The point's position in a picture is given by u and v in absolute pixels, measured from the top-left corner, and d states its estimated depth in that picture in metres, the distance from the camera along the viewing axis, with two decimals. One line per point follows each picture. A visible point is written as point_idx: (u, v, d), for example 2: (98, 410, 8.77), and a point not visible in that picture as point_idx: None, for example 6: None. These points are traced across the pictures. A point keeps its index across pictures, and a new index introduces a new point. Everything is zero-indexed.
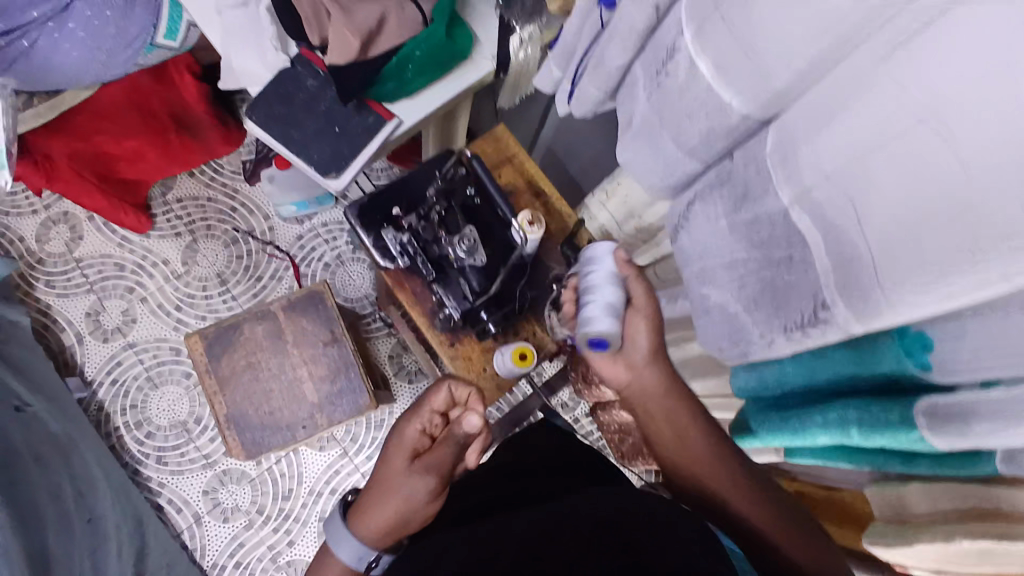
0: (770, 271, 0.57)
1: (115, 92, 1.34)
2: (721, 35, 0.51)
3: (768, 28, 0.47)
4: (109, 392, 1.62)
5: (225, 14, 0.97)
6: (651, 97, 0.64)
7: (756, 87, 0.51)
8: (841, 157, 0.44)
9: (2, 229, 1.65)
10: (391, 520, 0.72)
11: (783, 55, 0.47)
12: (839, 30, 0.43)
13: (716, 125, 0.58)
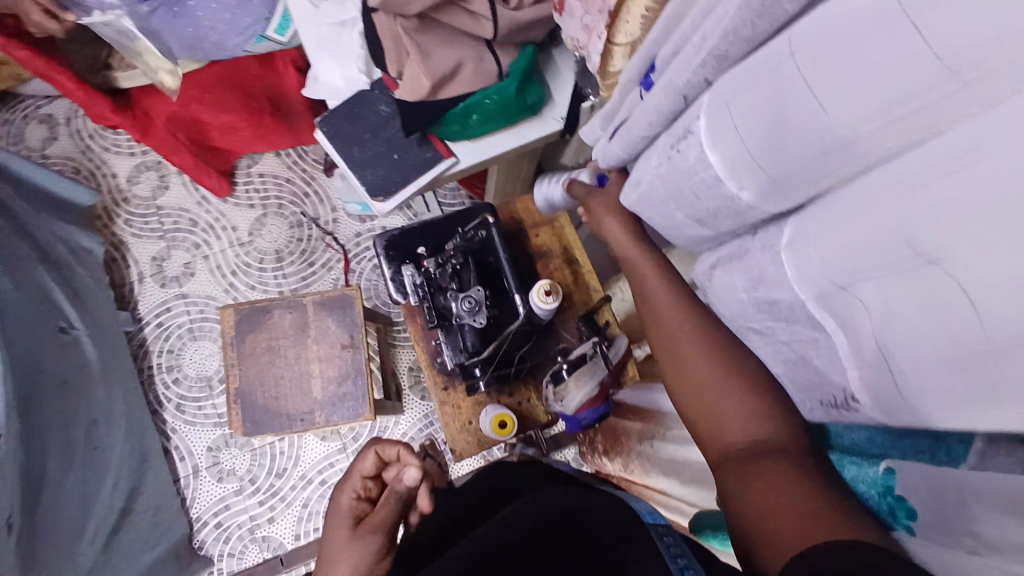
0: (796, 348, 0.51)
1: (222, 70, 1.44)
2: (727, 132, 0.48)
3: (775, 135, 0.43)
4: (153, 332, 1.70)
5: (322, 29, 1.04)
6: (658, 165, 0.60)
7: (764, 186, 0.48)
8: (852, 277, 0.40)
9: (100, 162, 1.78)
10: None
11: (781, 158, 0.44)
12: (833, 150, 0.39)
13: (723, 209, 0.54)
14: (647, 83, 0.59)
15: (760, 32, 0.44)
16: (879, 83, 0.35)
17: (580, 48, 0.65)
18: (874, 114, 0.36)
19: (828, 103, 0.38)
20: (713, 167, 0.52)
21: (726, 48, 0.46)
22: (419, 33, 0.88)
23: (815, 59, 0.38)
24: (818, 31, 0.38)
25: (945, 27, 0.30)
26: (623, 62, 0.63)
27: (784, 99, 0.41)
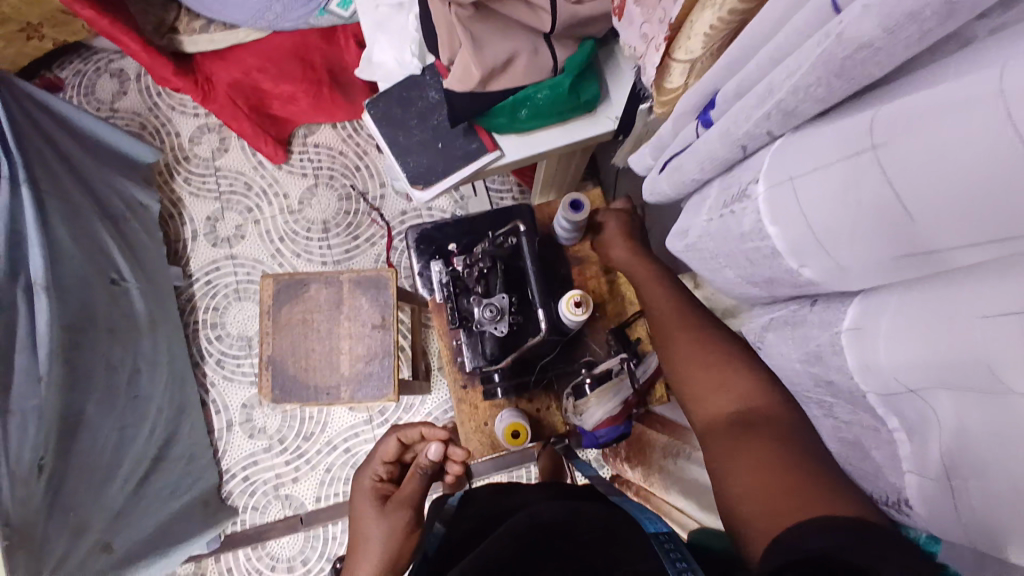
0: (855, 432, 0.48)
1: (284, 40, 1.45)
2: (791, 208, 0.42)
3: (835, 223, 0.38)
4: (201, 289, 1.76)
5: (380, 10, 1.03)
6: (708, 219, 0.55)
7: (827, 271, 0.43)
8: (930, 390, 0.35)
9: (165, 120, 1.85)
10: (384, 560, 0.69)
11: (855, 249, 0.38)
12: (906, 254, 0.34)
13: (779, 278, 0.49)
14: (707, 119, 0.52)
15: (837, 92, 0.37)
16: (955, 201, 0.29)
17: (637, 57, 0.60)
18: (964, 234, 0.30)
19: (914, 212, 0.32)
20: (770, 240, 0.46)
21: (796, 104, 0.39)
22: (476, 21, 0.86)
23: (896, 159, 0.32)
24: (890, 124, 0.32)
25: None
26: (681, 79, 0.56)
27: (858, 190, 0.35)
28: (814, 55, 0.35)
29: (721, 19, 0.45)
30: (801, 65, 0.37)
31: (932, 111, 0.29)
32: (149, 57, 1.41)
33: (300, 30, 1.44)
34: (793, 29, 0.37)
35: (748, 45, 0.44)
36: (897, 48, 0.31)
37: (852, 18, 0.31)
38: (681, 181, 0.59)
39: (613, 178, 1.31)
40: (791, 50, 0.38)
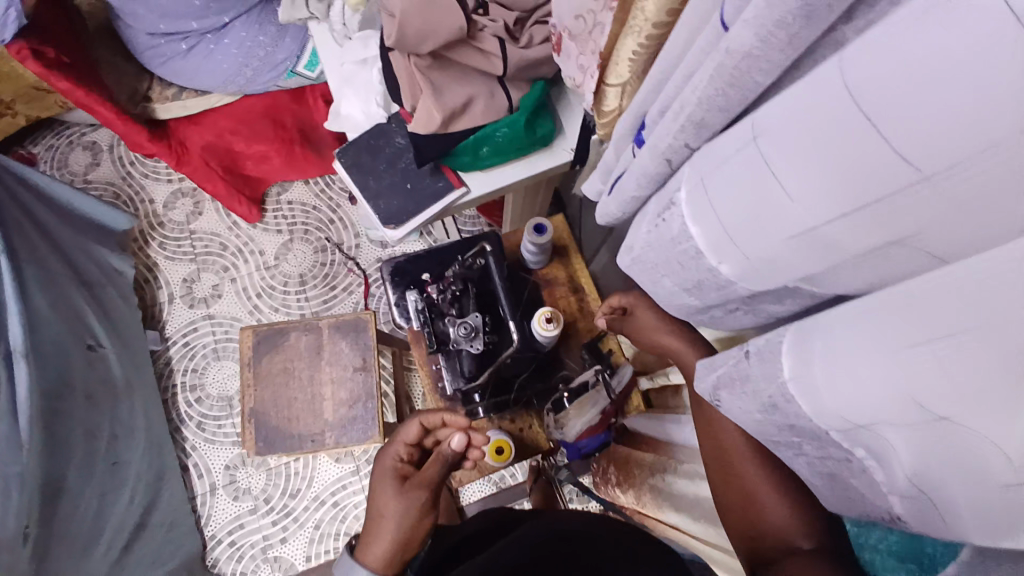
0: None
1: (255, 103, 1.53)
2: (705, 210, 0.45)
3: (745, 221, 0.41)
4: (178, 352, 1.76)
5: (345, 66, 1.11)
6: (650, 230, 0.54)
7: (748, 271, 0.44)
8: (861, 414, 0.35)
9: (140, 188, 1.89)
10: (397, 547, 0.68)
11: (759, 245, 0.41)
12: (803, 241, 0.37)
13: (707, 279, 0.50)
14: (640, 140, 0.56)
15: (734, 102, 0.41)
16: (836, 176, 0.33)
17: (578, 86, 0.67)
18: (844, 204, 0.33)
19: (798, 191, 0.35)
20: (693, 240, 0.48)
21: (703, 116, 0.43)
22: (434, 70, 0.93)
23: (779, 146, 0.36)
24: (778, 119, 0.36)
25: (900, 136, 0.28)
26: (617, 102, 0.63)
27: (753, 184, 0.39)
28: (712, 67, 0.39)
29: (642, 44, 0.51)
30: (702, 81, 0.41)
31: (804, 104, 0.34)
32: (124, 125, 1.47)
33: (270, 92, 1.52)
34: (697, 50, 0.42)
35: (663, 70, 0.49)
36: (773, 53, 0.35)
37: (734, 34, 0.36)
38: (626, 199, 0.61)
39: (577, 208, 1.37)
40: (697, 68, 0.43)
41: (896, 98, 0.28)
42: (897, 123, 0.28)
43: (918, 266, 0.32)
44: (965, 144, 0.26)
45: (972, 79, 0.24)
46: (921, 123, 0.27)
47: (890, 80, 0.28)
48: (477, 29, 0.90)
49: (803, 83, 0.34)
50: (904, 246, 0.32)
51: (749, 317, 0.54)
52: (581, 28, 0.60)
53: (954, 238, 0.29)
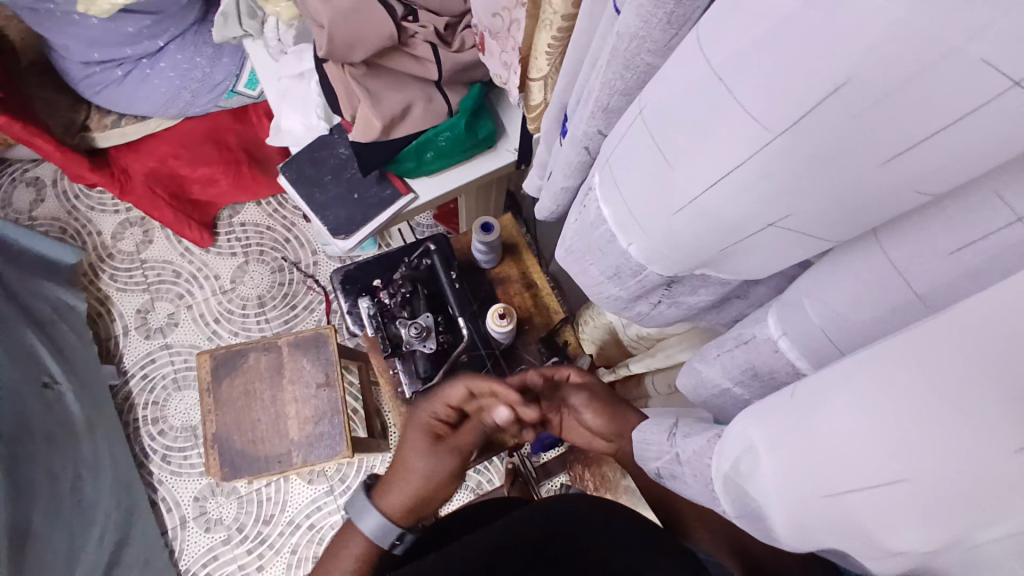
0: (730, 388, 0.53)
1: (196, 125, 1.52)
2: (612, 191, 0.45)
3: (641, 197, 0.41)
4: (138, 385, 1.71)
5: (283, 81, 1.11)
6: (576, 221, 0.55)
7: (654, 252, 0.44)
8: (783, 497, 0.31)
9: (86, 221, 1.83)
10: (415, 505, 0.70)
11: (657, 223, 0.41)
12: (695, 218, 0.38)
13: (622, 265, 0.50)
14: (564, 132, 0.58)
15: (633, 83, 0.42)
16: (709, 145, 0.34)
17: (504, 83, 0.69)
18: (717, 172, 0.34)
19: (681, 164, 0.36)
20: (606, 221, 0.48)
21: (609, 103, 0.44)
22: (369, 77, 0.93)
23: (661, 120, 0.36)
24: (655, 92, 0.36)
25: (759, 101, 0.29)
26: (543, 96, 0.64)
27: (645, 161, 0.39)
28: (609, 50, 0.41)
29: (555, 37, 0.53)
30: (603, 67, 0.42)
31: (678, 75, 0.34)
32: (63, 157, 1.43)
33: (211, 114, 1.52)
34: (599, 40, 0.43)
35: (574, 60, 0.50)
36: (657, 32, 0.36)
37: (622, 18, 0.37)
38: (557, 192, 0.62)
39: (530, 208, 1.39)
40: (598, 56, 0.44)
41: (748, 56, 0.29)
42: (747, 84, 0.30)
43: (791, 239, 0.35)
44: (813, 99, 0.27)
45: (818, 38, 0.26)
46: (772, 81, 0.28)
47: (749, 44, 0.29)
48: (409, 35, 0.91)
49: (675, 54, 0.34)
50: (776, 226, 0.34)
51: (672, 309, 0.56)
52: (500, 26, 0.62)
53: (812, 198, 0.31)
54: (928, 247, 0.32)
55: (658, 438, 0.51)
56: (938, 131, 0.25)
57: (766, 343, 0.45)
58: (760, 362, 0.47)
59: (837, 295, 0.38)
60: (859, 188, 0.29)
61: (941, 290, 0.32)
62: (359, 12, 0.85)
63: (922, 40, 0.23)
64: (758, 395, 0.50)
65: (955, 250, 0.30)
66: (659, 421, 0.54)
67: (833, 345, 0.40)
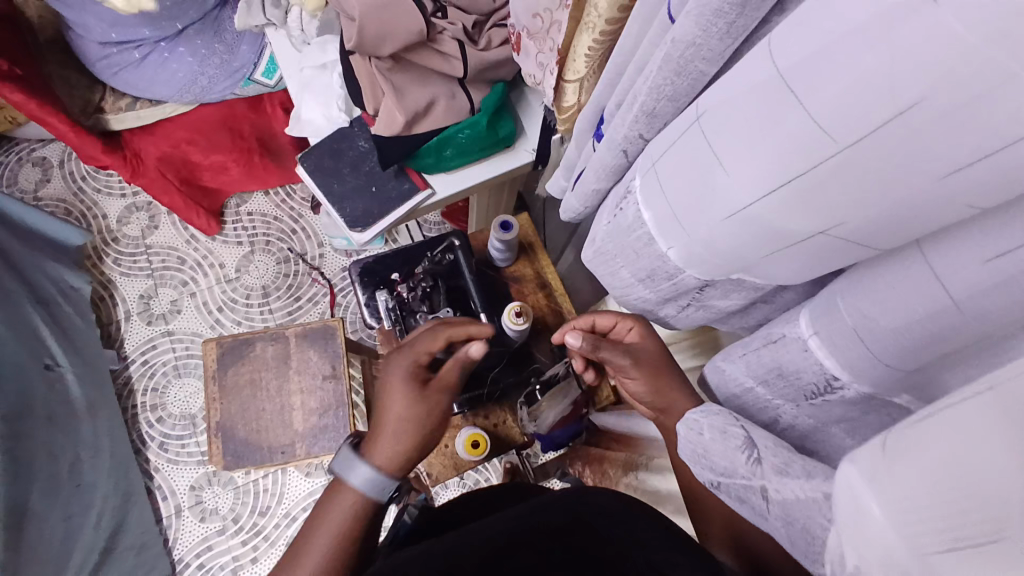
0: (756, 393, 0.53)
1: (212, 111, 1.52)
2: (656, 193, 0.46)
3: (688, 199, 0.42)
4: (138, 371, 1.70)
5: (304, 72, 1.12)
6: (609, 223, 0.56)
7: (694, 254, 0.45)
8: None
9: (92, 204, 1.82)
10: (409, 448, 0.66)
11: (701, 225, 0.42)
12: (741, 221, 0.39)
13: (658, 268, 0.52)
14: (599, 134, 0.58)
15: (681, 90, 0.43)
16: (764, 151, 0.34)
17: (537, 83, 0.69)
18: (770, 178, 0.35)
19: (733, 169, 0.37)
20: (645, 224, 0.49)
21: (654, 105, 0.45)
22: (395, 73, 0.94)
23: (719, 124, 0.37)
24: (714, 98, 0.37)
25: (824, 109, 0.30)
26: (576, 98, 0.64)
27: (698, 164, 0.40)
28: (661, 54, 0.41)
29: (597, 39, 0.54)
30: (652, 72, 0.43)
31: (741, 82, 0.35)
32: (77, 138, 1.43)
33: (227, 100, 1.51)
34: (649, 43, 0.44)
35: (618, 63, 0.51)
36: (715, 41, 0.37)
37: (679, 24, 0.37)
38: (586, 194, 0.62)
39: (541, 210, 1.39)
40: (648, 60, 0.45)
41: (816, 64, 0.29)
42: (812, 92, 0.30)
43: (838, 249, 0.36)
44: (881, 111, 0.28)
45: (889, 49, 0.26)
46: (838, 88, 0.29)
47: (819, 53, 0.29)
48: (437, 32, 0.91)
49: (741, 62, 0.35)
50: (827, 235, 0.35)
51: (702, 312, 0.57)
52: (539, 26, 0.62)
53: (863, 208, 0.32)
54: (965, 254, 0.31)
55: (734, 458, 0.46)
56: (992, 153, 0.25)
57: (795, 343, 0.46)
58: (787, 362, 0.47)
59: (873, 300, 0.38)
60: (911, 204, 0.30)
61: (980, 305, 0.31)
62: (389, 7, 0.86)
63: (989, 63, 0.23)
64: (780, 395, 0.50)
65: (990, 259, 0.30)
66: (724, 428, 0.49)
67: (867, 349, 0.39)
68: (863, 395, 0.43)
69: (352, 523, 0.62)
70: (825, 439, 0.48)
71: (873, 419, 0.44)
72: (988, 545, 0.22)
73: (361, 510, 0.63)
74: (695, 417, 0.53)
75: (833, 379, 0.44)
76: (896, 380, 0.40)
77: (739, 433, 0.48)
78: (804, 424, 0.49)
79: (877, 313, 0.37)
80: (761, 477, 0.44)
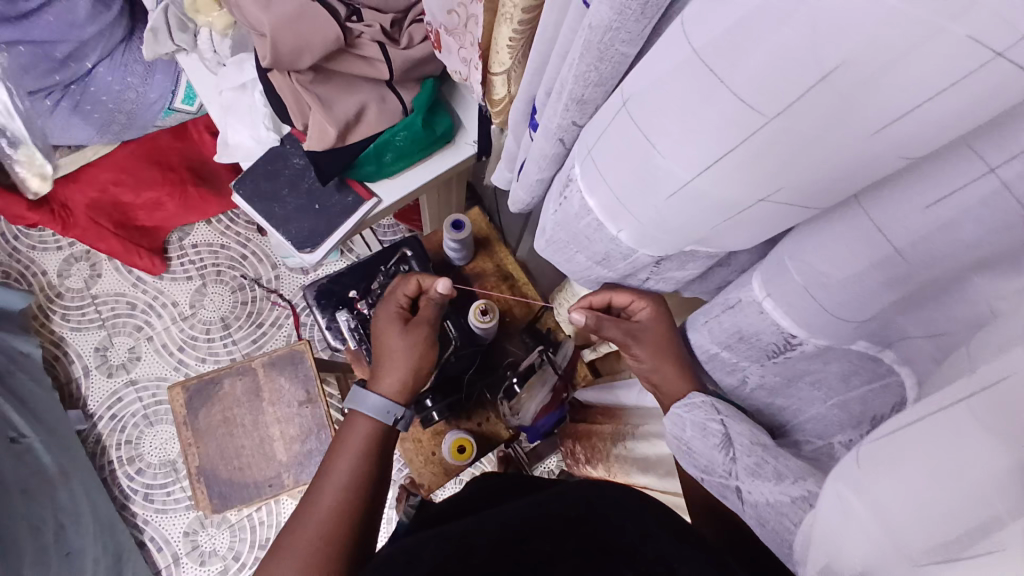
0: (727, 360, 0.53)
1: (134, 148, 1.44)
2: (596, 180, 0.45)
3: (629, 183, 0.41)
4: (107, 426, 1.63)
5: (224, 94, 1.06)
6: (556, 211, 0.54)
7: (646, 235, 0.45)
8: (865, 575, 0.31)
9: (26, 261, 1.73)
10: (409, 379, 0.74)
11: (648, 208, 0.42)
12: (686, 200, 0.38)
13: (613, 251, 0.51)
14: (534, 124, 0.57)
15: (607, 74, 0.41)
16: (697, 133, 0.34)
17: (465, 79, 0.67)
18: (707, 155, 0.34)
19: (666, 151, 0.36)
20: (592, 211, 0.48)
21: (582, 92, 0.44)
22: (319, 84, 0.90)
23: (647, 110, 0.36)
24: (636, 80, 0.36)
25: (748, 85, 0.29)
26: (506, 89, 0.63)
27: (634, 150, 0.39)
28: (582, 42, 0.39)
29: (517, 29, 0.52)
30: (576, 59, 0.41)
31: (660, 66, 0.34)
32: None
33: (148, 134, 1.43)
34: (568, 30, 0.42)
35: (540, 51, 0.50)
36: (630, 23, 0.36)
37: (593, 9, 0.36)
38: (531, 185, 0.61)
39: (493, 199, 1.38)
40: (569, 47, 0.43)
41: (730, 44, 0.29)
42: (733, 69, 0.29)
43: (783, 214, 0.36)
44: (805, 81, 0.27)
45: (803, 22, 0.25)
46: (758, 65, 0.28)
47: (731, 30, 0.28)
48: (355, 36, 0.87)
49: (657, 46, 0.34)
50: (769, 201, 0.35)
51: (662, 284, 0.57)
52: (456, 23, 0.61)
53: (801, 171, 0.32)
54: (902, 203, 0.31)
55: (713, 456, 0.50)
56: (927, 101, 0.25)
57: (750, 307, 0.46)
58: (746, 326, 0.47)
59: (821, 257, 0.37)
60: (854, 159, 0.29)
61: (921, 247, 0.32)
62: (302, 15, 0.82)
63: (911, 22, 0.22)
64: (745, 357, 0.50)
65: (929, 205, 0.30)
66: (704, 423, 0.51)
67: (816, 303, 0.40)
68: (821, 347, 0.43)
69: (366, 449, 0.70)
70: (793, 392, 0.49)
71: (835, 365, 0.44)
72: (969, 509, 0.25)
73: (369, 440, 0.70)
74: (679, 410, 0.54)
75: (791, 337, 0.44)
76: (851, 333, 0.40)
77: (717, 431, 0.50)
78: (771, 382, 0.51)
79: (824, 270, 0.38)
80: (735, 477, 0.48)
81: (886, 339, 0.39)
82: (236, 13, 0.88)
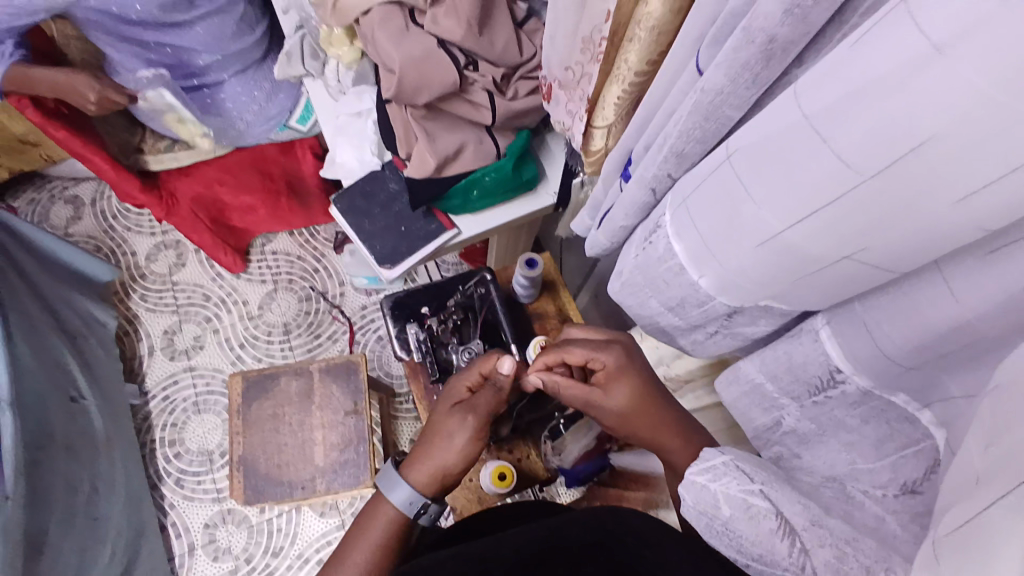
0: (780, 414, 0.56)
1: (244, 156, 1.62)
2: (688, 226, 0.50)
3: (722, 230, 0.46)
4: (158, 406, 1.72)
5: (339, 119, 1.19)
6: (637, 256, 0.59)
7: (726, 280, 0.49)
8: None
9: (121, 241, 1.89)
10: (439, 467, 0.72)
11: (733, 254, 0.46)
12: (772, 252, 0.43)
13: (689, 297, 0.55)
14: (627, 175, 0.63)
15: (709, 134, 0.46)
16: (795, 192, 0.38)
17: (568, 129, 0.74)
18: (801, 210, 0.39)
19: (762, 203, 0.41)
20: (676, 255, 0.53)
21: (683, 147, 0.49)
22: (428, 120, 1.00)
23: (750, 164, 0.41)
24: (745, 135, 0.41)
25: (850, 145, 0.34)
26: (604, 142, 0.70)
27: (730, 198, 0.44)
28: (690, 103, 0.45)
29: (626, 90, 0.59)
30: (682, 118, 0.47)
31: (770, 125, 0.38)
32: (116, 175, 1.51)
33: (259, 145, 1.62)
34: (679, 91, 0.48)
35: (646, 108, 0.56)
36: (741, 90, 0.41)
37: (707, 74, 0.41)
38: (614, 231, 0.66)
39: (559, 249, 1.44)
40: (678, 106, 0.49)
41: (837, 113, 0.33)
42: (836, 136, 0.34)
43: (862, 273, 0.40)
44: (898, 149, 0.32)
45: (904, 96, 0.30)
46: (860, 133, 0.33)
47: (837, 100, 0.33)
48: (468, 83, 0.96)
49: (766, 108, 0.39)
50: (851, 260, 0.39)
51: (728, 340, 0.60)
52: (570, 79, 0.68)
53: (885, 234, 0.36)
54: (971, 262, 0.36)
55: (773, 545, 0.44)
56: (1004, 178, 0.29)
57: (808, 334, 0.50)
58: (795, 362, 0.52)
59: (890, 315, 0.42)
60: (929, 225, 0.33)
61: (981, 301, 0.36)
62: (426, 59, 0.92)
63: (997, 104, 0.26)
64: (786, 392, 0.55)
65: (991, 252, 0.35)
66: (744, 500, 0.47)
67: (877, 349, 0.44)
68: (863, 390, 0.47)
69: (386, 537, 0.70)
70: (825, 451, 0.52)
71: (871, 428, 0.48)
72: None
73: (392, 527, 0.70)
74: (704, 481, 0.50)
75: (836, 371, 0.48)
76: (896, 376, 0.44)
77: (768, 510, 0.46)
78: (804, 429, 0.54)
79: (889, 315, 0.42)
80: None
81: (926, 399, 0.43)
82: (369, 49, 1.00)
